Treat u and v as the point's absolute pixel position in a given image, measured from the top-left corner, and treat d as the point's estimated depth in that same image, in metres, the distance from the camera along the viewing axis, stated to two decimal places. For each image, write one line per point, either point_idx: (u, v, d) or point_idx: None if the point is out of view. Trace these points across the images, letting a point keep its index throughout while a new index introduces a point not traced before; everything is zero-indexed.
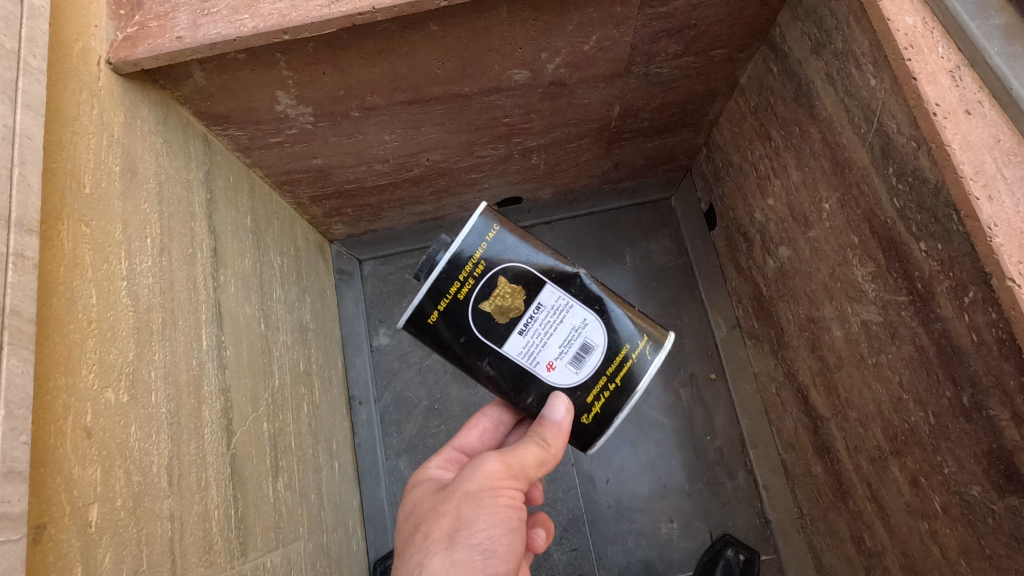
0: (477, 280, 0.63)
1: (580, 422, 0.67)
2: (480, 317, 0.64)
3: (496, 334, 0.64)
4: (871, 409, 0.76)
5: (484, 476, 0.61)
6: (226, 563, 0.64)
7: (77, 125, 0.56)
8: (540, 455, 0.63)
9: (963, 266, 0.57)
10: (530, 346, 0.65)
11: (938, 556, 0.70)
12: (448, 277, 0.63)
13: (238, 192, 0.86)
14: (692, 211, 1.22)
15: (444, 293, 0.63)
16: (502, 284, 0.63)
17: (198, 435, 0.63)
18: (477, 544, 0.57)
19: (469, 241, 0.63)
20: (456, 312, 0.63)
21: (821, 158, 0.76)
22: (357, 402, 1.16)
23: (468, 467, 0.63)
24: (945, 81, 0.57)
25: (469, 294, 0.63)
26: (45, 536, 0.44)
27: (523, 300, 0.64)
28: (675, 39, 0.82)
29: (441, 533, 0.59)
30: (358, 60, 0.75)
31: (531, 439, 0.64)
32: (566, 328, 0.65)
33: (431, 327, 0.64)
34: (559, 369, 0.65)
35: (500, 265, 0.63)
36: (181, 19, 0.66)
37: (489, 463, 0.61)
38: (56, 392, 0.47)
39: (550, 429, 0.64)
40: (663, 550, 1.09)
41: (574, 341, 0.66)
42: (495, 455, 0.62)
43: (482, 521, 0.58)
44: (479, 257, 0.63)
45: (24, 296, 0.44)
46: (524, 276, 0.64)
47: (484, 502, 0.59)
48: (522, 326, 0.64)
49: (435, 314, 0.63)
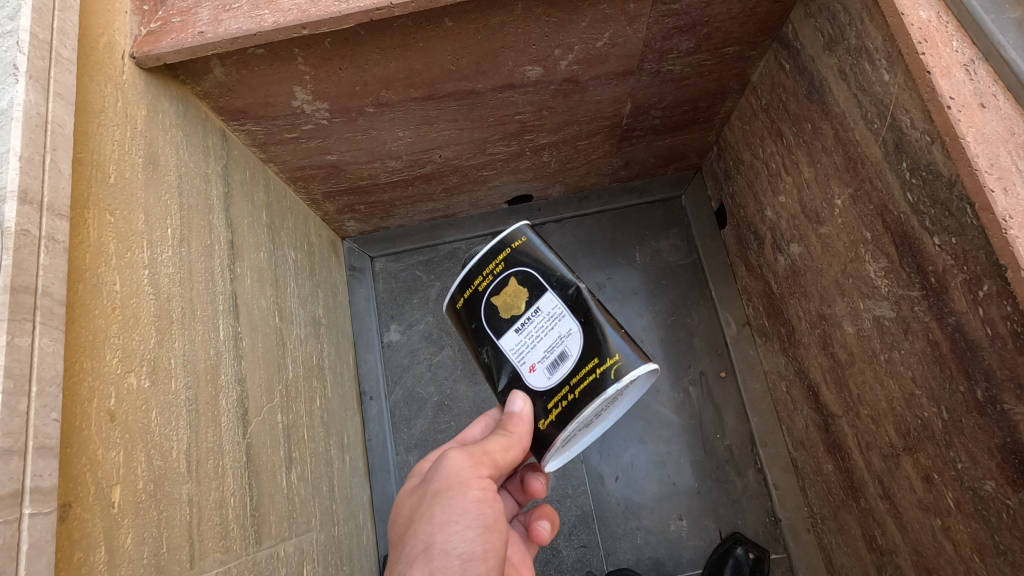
0: (495, 277, 0.65)
1: (537, 427, 0.64)
2: (489, 309, 0.65)
3: (495, 327, 0.65)
4: (883, 406, 0.76)
5: (451, 474, 0.59)
6: (242, 550, 0.65)
7: (102, 116, 0.57)
8: (505, 442, 0.61)
9: (978, 259, 0.57)
10: (520, 346, 0.64)
11: (951, 552, 0.70)
12: (476, 269, 0.66)
13: (254, 187, 0.87)
14: (702, 210, 1.23)
15: (470, 282, 0.66)
16: (513, 283, 0.64)
17: (215, 423, 0.64)
18: (454, 549, 0.55)
19: (504, 241, 0.65)
20: (474, 302, 0.66)
21: (833, 154, 0.76)
22: (367, 397, 1.17)
23: (435, 467, 0.61)
24: (959, 75, 0.58)
25: (487, 287, 0.65)
26: (71, 514, 0.45)
27: (524, 301, 0.64)
28: (688, 36, 0.83)
29: (417, 542, 0.56)
30: (374, 57, 0.76)
31: (496, 432, 0.63)
32: (554, 336, 0.63)
33: (457, 311, 0.68)
34: (536, 373, 0.64)
35: (519, 266, 0.64)
36: (203, 15, 0.68)
37: (453, 458, 0.60)
38: (82, 374, 0.48)
39: (511, 420, 0.63)
40: (672, 548, 1.09)
41: (556, 349, 0.63)
42: (459, 450, 0.60)
43: (456, 523, 0.56)
44: (504, 256, 0.65)
45: (55, 278, 0.45)
46: (532, 280, 0.64)
47: (454, 500, 0.57)
48: (517, 325, 0.64)
49: (461, 300, 0.67)
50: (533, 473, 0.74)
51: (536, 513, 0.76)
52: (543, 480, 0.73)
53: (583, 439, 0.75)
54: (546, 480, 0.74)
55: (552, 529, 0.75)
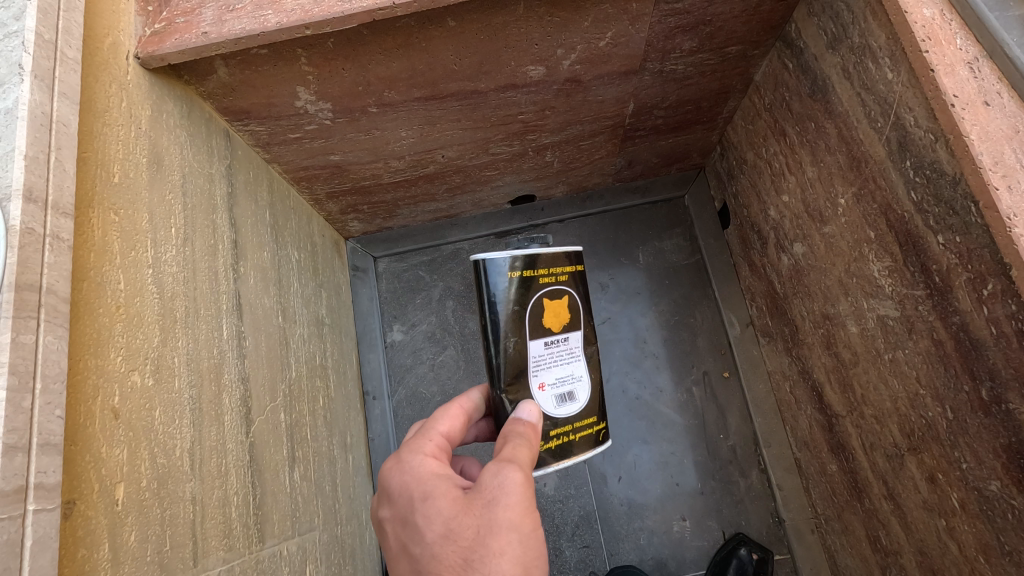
0: (555, 282, 0.68)
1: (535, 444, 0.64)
2: (536, 307, 0.66)
3: (535, 326, 0.65)
4: (888, 405, 0.76)
5: (519, 503, 0.52)
6: (245, 549, 0.65)
7: (108, 116, 0.58)
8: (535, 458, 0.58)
9: (983, 258, 0.56)
10: (541, 359, 0.66)
11: (956, 553, 0.69)
12: (544, 263, 0.67)
13: (258, 186, 0.87)
14: (705, 210, 1.22)
15: (533, 268, 0.66)
16: (563, 300, 0.68)
17: (219, 422, 0.64)
18: None
19: (572, 260, 0.70)
20: (527, 288, 0.65)
21: (837, 154, 0.76)
22: (370, 397, 1.17)
23: (490, 489, 0.52)
24: (963, 72, 0.58)
25: (544, 286, 0.66)
26: (75, 511, 0.45)
27: (562, 324, 0.68)
28: (691, 35, 0.83)
29: None
30: (377, 57, 0.76)
31: (518, 441, 0.58)
32: (568, 370, 0.68)
33: (503, 277, 0.64)
34: (545, 394, 0.66)
35: (572, 292, 0.70)
36: (207, 15, 0.68)
37: (517, 482, 0.53)
38: (86, 373, 0.48)
39: (524, 427, 0.61)
40: (676, 549, 1.09)
41: (567, 385, 0.68)
42: (518, 472, 0.54)
43: (537, 564, 0.51)
44: (567, 273, 0.69)
45: (59, 276, 0.45)
46: (575, 310, 0.70)
47: (532, 538, 0.51)
48: (548, 340, 0.67)
49: (519, 274, 0.64)
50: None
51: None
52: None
53: None
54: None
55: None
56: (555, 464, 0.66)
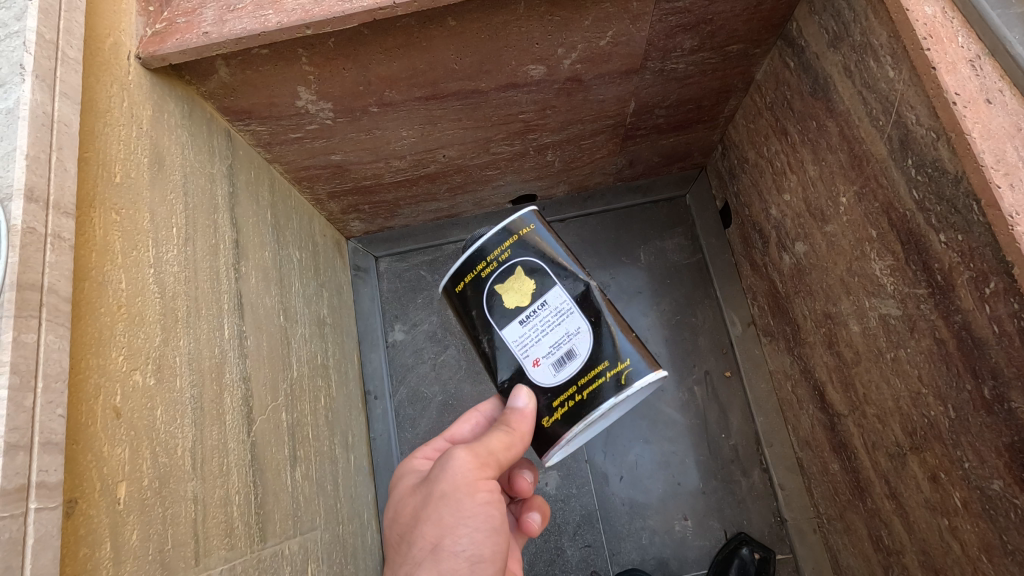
0: (500, 264, 0.64)
1: (540, 424, 0.64)
2: (493, 298, 0.64)
3: (499, 316, 0.64)
4: (890, 405, 0.76)
5: (454, 476, 0.58)
6: (247, 548, 0.65)
7: (109, 116, 0.58)
8: (510, 439, 0.61)
9: (985, 257, 0.56)
10: (523, 338, 0.64)
11: (959, 553, 0.69)
12: (478, 255, 0.65)
13: (259, 186, 0.88)
14: (707, 209, 1.22)
15: (472, 268, 0.65)
16: (518, 274, 0.64)
17: (221, 421, 0.64)
18: (462, 552, 0.56)
19: (511, 228, 0.65)
20: (477, 286, 0.65)
21: (838, 152, 0.76)
22: (372, 397, 1.17)
23: (436, 465, 0.60)
24: (965, 70, 0.57)
25: (490, 273, 0.64)
26: (77, 511, 0.46)
27: (531, 292, 0.64)
28: (691, 34, 0.83)
29: (424, 544, 0.57)
30: (377, 56, 0.76)
31: (497, 428, 0.62)
32: (560, 332, 0.64)
33: (455, 296, 0.67)
34: (541, 369, 0.63)
35: (528, 256, 0.64)
36: (208, 15, 0.68)
37: (457, 459, 0.59)
38: (88, 372, 0.48)
39: (512, 416, 0.62)
40: (677, 548, 1.08)
41: (563, 346, 0.63)
42: (463, 447, 0.60)
43: (465, 526, 0.56)
44: (510, 244, 0.64)
45: (61, 276, 0.45)
46: (540, 271, 0.64)
47: (462, 503, 0.57)
48: (522, 317, 0.64)
49: (460, 285, 0.65)
50: (519, 470, 0.74)
51: (526, 504, 0.76)
52: (531, 476, 0.74)
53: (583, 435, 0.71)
54: (532, 477, 0.74)
55: (542, 520, 0.75)
56: (571, 430, 0.62)
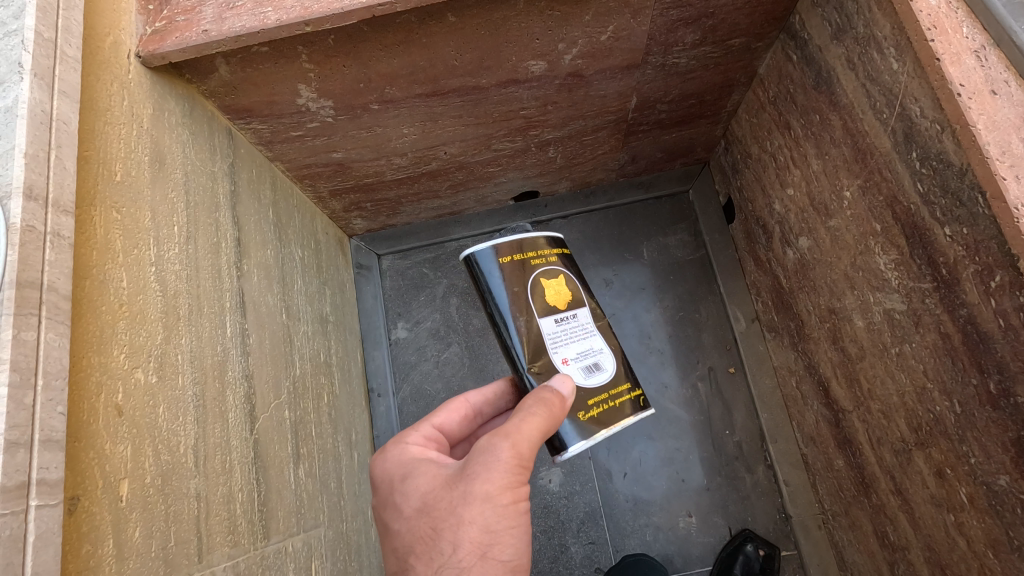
0: (548, 264, 0.67)
1: (574, 415, 0.62)
2: (535, 286, 0.65)
3: (538, 302, 0.64)
4: (895, 400, 0.75)
5: (500, 474, 0.54)
6: (250, 544, 0.65)
7: (110, 115, 0.58)
8: (547, 422, 0.57)
9: (990, 250, 0.56)
10: (556, 335, 0.64)
11: (965, 549, 0.69)
12: (532, 246, 0.66)
13: (260, 185, 0.88)
14: (710, 204, 1.22)
15: (523, 253, 0.66)
16: (558, 279, 0.67)
17: (223, 419, 0.64)
18: (508, 560, 0.53)
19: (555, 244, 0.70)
20: (519, 272, 0.65)
21: (842, 145, 0.75)
22: (376, 395, 1.17)
23: (476, 459, 0.54)
24: (970, 61, 0.57)
25: (536, 265, 0.66)
26: (79, 508, 0.46)
27: (567, 300, 0.67)
28: (693, 28, 0.82)
29: (468, 552, 0.52)
30: (378, 53, 0.76)
31: (535, 407, 0.57)
32: (588, 344, 0.66)
33: (494, 266, 0.64)
34: (570, 368, 0.64)
35: (568, 272, 0.69)
36: (207, 13, 0.68)
37: (506, 454, 0.54)
38: (90, 369, 0.48)
39: (550, 396, 0.59)
40: (682, 545, 1.08)
41: (590, 357, 0.65)
42: (506, 443, 0.54)
43: (510, 535, 0.53)
44: (556, 255, 0.68)
45: (60, 274, 0.45)
46: (574, 286, 0.68)
47: (508, 507, 0.53)
48: (557, 317, 0.65)
49: (509, 258, 0.65)
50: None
51: None
52: None
53: None
54: None
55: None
56: (601, 432, 0.63)
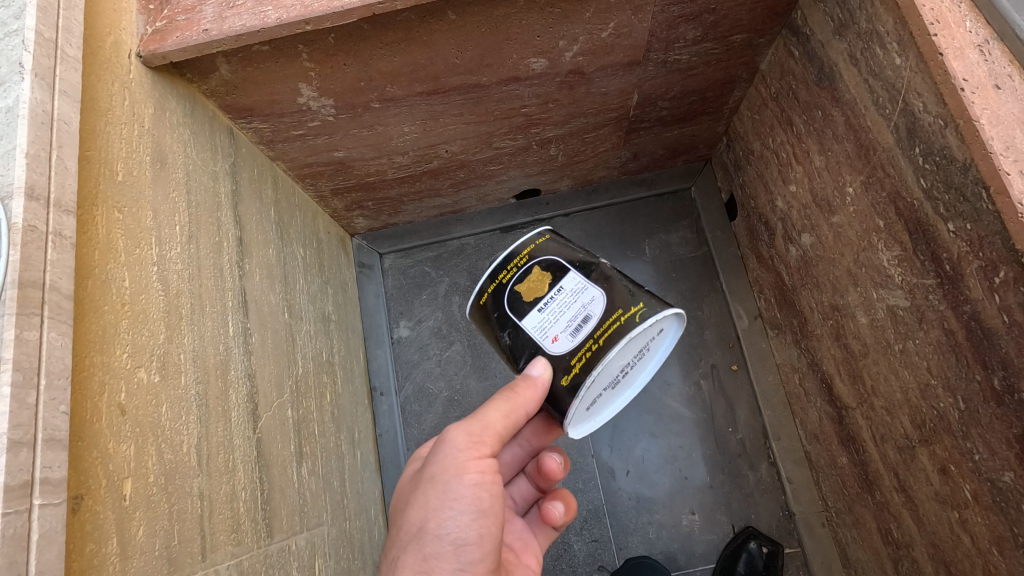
0: (521, 268, 0.63)
1: (557, 382, 0.60)
2: (512, 297, 0.62)
3: (517, 308, 0.62)
4: (898, 397, 0.75)
5: (447, 457, 0.59)
6: (254, 542, 0.66)
7: (111, 115, 0.58)
8: (507, 409, 0.60)
9: (994, 246, 0.55)
10: (541, 322, 0.61)
11: (969, 545, 0.68)
12: (500, 264, 0.64)
13: (262, 184, 0.88)
14: (713, 202, 1.21)
15: (494, 277, 0.64)
16: (536, 272, 0.63)
17: (226, 418, 0.65)
18: (446, 535, 0.57)
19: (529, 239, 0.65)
20: (497, 300, 0.63)
21: (844, 142, 0.75)
22: (379, 393, 1.17)
23: (436, 446, 0.62)
24: (973, 56, 0.57)
25: (510, 279, 0.63)
26: (83, 506, 0.46)
27: (547, 282, 0.62)
28: (694, 25, 0.82)
29: (411, 526, 0.59)
30: (378, 51, 0.76)
31: (500, 394, 0.61)
32: (579, 307, 0.61)
33: (479, 310, 0.65)
34: (560, 342, 0.60)
35: (547, 256, 0.63)
36: (207, 12, 0.68)
37: (454, 439, 0.60)
38: (92, 369, 0.49)
39: (521, 381, 0.60)
40: (685, 542, 1.08)
41: (579, 317, 0.60)
42: (458, 429, 0.60)
43: (447, 509, 0.57)
44: (529, 250, 0.64)
45: (63, 273, 0.46)
46: (554, 264, 0.63)
47: (449, 486, 0.58)
48: (539, 304, 0.62)
49: (484, 296, 0.64)
50: (549, 453, 0.75)
51: (553, 494, 0.77)
52: (559, 459, 0.74)
53: (612, 403, 0.68)
54: (561, 459, 0.75)
55: (567, 513, 0.76)
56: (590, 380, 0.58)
